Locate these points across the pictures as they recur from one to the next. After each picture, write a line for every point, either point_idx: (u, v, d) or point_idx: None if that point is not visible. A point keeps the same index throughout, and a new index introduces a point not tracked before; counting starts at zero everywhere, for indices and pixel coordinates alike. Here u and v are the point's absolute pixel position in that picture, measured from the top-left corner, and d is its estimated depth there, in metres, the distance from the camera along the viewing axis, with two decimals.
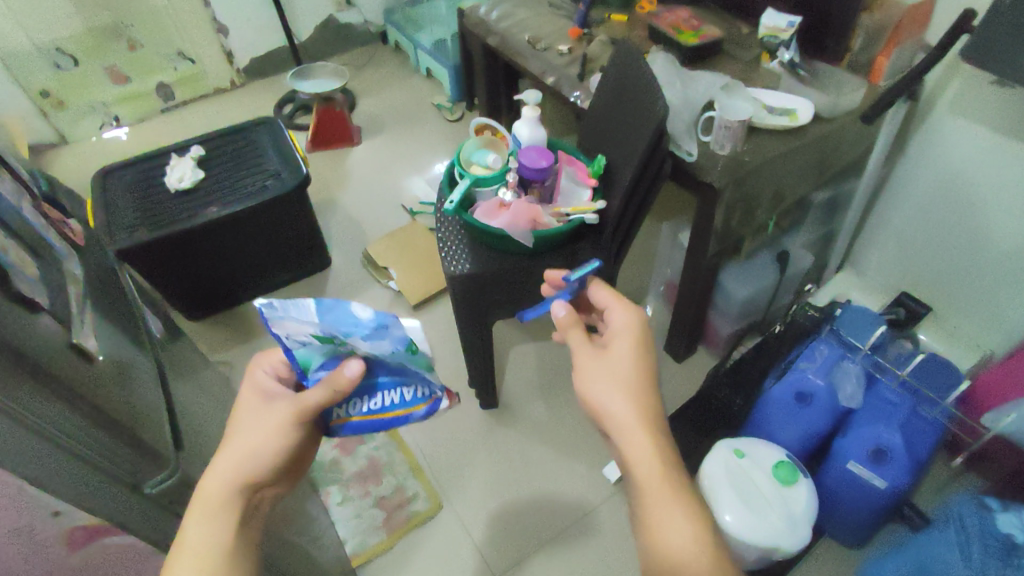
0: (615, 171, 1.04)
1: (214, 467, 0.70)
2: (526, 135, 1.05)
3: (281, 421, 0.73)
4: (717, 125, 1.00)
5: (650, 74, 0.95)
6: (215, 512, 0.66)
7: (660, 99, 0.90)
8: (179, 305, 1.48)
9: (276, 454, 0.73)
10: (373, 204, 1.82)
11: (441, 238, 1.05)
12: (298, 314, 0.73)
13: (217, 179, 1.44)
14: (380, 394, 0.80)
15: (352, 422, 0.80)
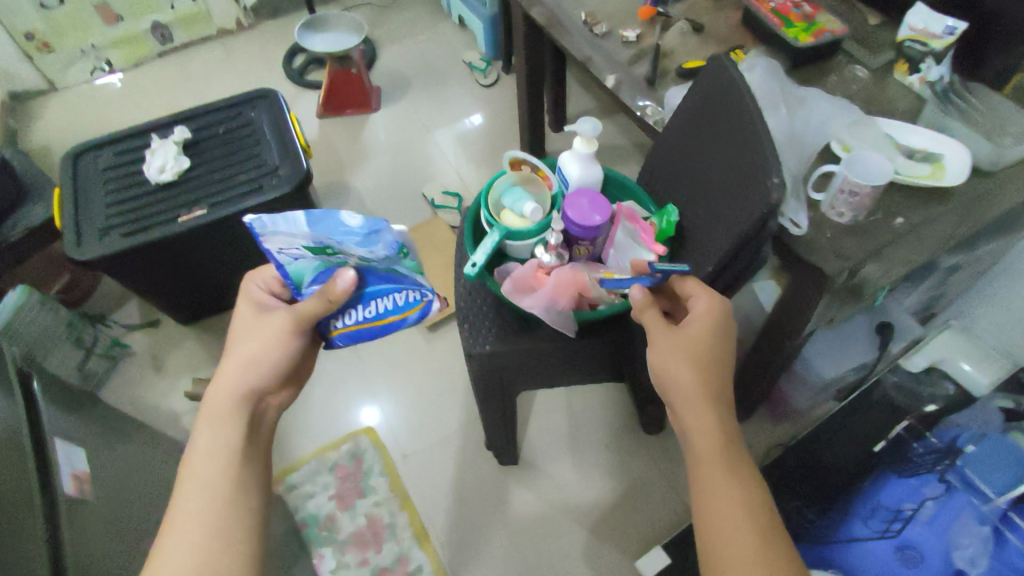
0: (695, 238, 0.78)
1: (223, 377, 0.75)
2: (575, 177, 0.80)
3: (278, 333, 0.76)
4: (838, 184, 0.74)
5: (764, 126, 0.65)
6: (223, 439, 0.71)
7: (776, 176, 0.62)
8: (167, 310, 1.31)
9: (276, 366, 0.77)
10: (390, 190, 1.58)
11: (460, 301, 0.83)
12: (285, 226, 0.70)
13: (203, 170, 1.22)
14: (372, 301, 0.79)
15: (349, 328, 0.81)
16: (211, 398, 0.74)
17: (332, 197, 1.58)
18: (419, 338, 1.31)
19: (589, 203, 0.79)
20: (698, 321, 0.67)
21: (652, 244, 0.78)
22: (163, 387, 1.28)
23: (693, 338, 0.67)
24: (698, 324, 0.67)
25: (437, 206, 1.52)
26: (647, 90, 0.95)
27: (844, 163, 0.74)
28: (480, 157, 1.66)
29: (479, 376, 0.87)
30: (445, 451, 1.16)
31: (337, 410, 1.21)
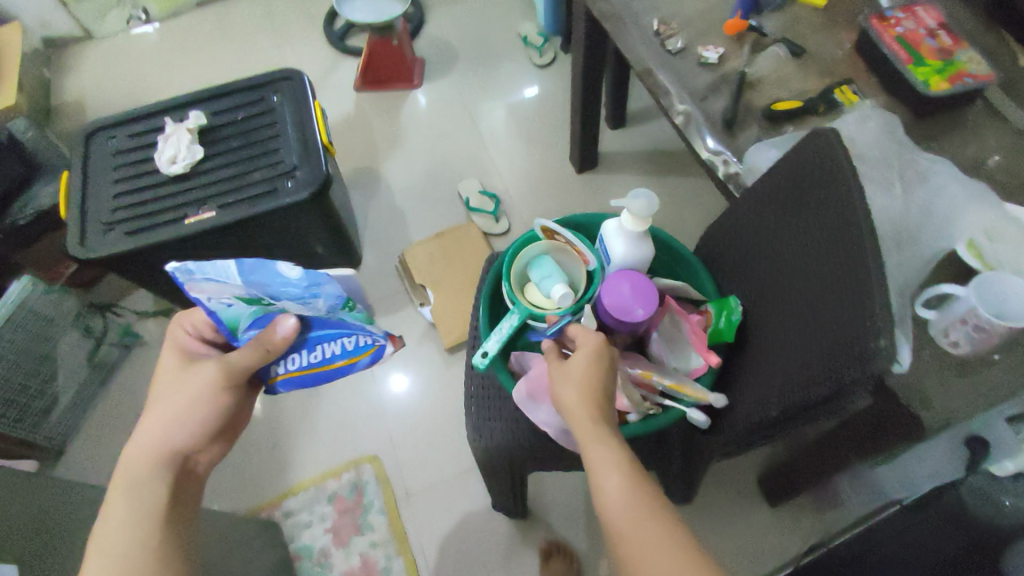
0: (760, 356, 0.62)
1: (140, 437, 0.62)
2: (619, 256, 0.66)
3: (206, 386, 0.64)
4: (962, 311, 0.58)
5: (875, 273, 0.48)
6: (134, 510, 0.58)
7: (880, 358, 0.45)
8: (179, 303, 1.24)
9: (204, 425, 0.64)
10: (423, 184, 1.45)
11: (474, 388, 0.75)
12: (216, 272, 0.67)
13: (216, 163, 1.11)
14: (318, 346, 0.70)
15: (295, 377, 0.70)
16: (125, 466, 0.60)
17: (360, 186, 1.46)
18: (436, 362, 1.21)
19: (631, 290, 0.64)
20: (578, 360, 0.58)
21: (704, 349, 0.64)
22: None
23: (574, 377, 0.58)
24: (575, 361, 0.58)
25: (471, 209, 1.38)
26: (721, 134, 0.78)
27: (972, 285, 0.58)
28: (524, 151, 1.49)
29: (488, 464, 0.79)
30: (451, 495, 1.08)
31: (342, 434, 1.14)
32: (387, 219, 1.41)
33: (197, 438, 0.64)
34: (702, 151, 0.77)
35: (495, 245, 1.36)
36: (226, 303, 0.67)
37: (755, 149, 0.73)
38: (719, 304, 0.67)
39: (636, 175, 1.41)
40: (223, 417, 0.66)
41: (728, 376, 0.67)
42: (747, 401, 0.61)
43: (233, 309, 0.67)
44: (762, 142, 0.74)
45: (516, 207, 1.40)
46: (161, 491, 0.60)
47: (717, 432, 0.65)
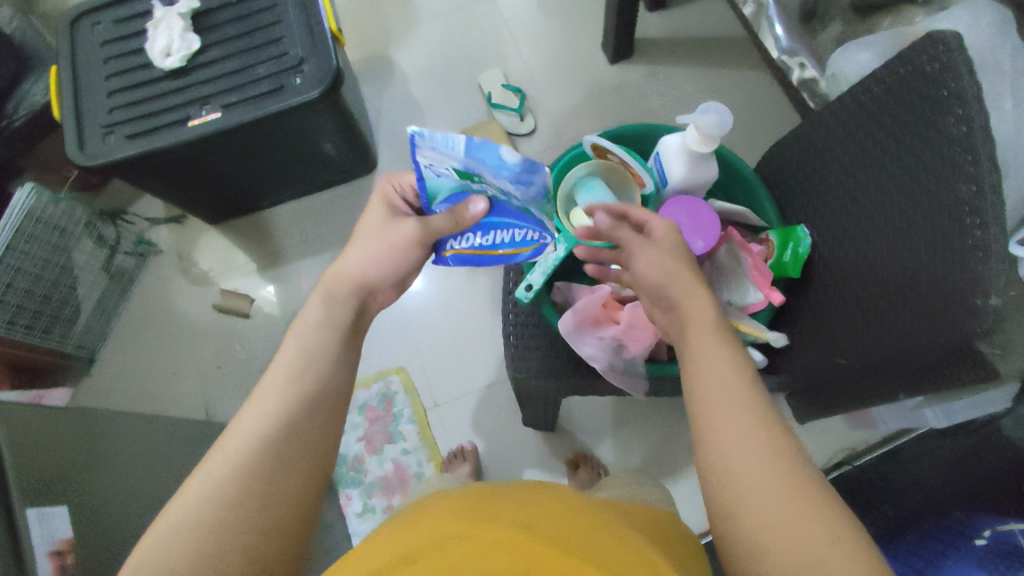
0: (826, 295, 0.58)
1: (342, 262, 0.58)
2: (678, 177, 0.60)
3: (404, 236, 0.57)
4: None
5: (992, 218, 0.41)
6: (325, 322, 0.54)
7: (990, 309, 0.41)
8: (192, 210, 1.19)
9: (395, 271, 0.58)
10: (440, 75, 1.32)
11: (512, 316, 0.72)
12: (444, 143, 0.47)
13: (215, 55, 1.00)
14: (490, 230, 0.54)
15: (456, 256, 0.57)
16: (327, 280, 0.57)
17: (372, 78, 1.33)
18: (461, 272, 1.17)
19: (688, 220, 0.60)
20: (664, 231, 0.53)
21: (765, 284, 0.60)
22: (191, 294, 1.22)
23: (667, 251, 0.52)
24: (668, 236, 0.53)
25: (494, 105, 1.27)
26: None
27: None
28: (552, 35, 1.33)
29: (523, 388, 0.78)
30: (480, 406, 1.10)
31: (370, 344, 1.15)
32: (403, 115, 1.30)
33: (387, 282, 0.58)
34: (773, 51, 0.79)
35: (520, 146, 1.26)
36: (436, 172, 0.51)
37: (843, 52, 0.73)
38: (785, 233, 0.61)
39: (675, 66, 1.27)
40: (411, 268, 0.59)
41: (788, 309, 0.64)
42: (817, 341, 0.58)
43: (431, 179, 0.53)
44: (852, 43, 0.73)
45: (543, 102, 1.28)
46: (349, 317, 0.56)
47: (773, 366, 0.63)
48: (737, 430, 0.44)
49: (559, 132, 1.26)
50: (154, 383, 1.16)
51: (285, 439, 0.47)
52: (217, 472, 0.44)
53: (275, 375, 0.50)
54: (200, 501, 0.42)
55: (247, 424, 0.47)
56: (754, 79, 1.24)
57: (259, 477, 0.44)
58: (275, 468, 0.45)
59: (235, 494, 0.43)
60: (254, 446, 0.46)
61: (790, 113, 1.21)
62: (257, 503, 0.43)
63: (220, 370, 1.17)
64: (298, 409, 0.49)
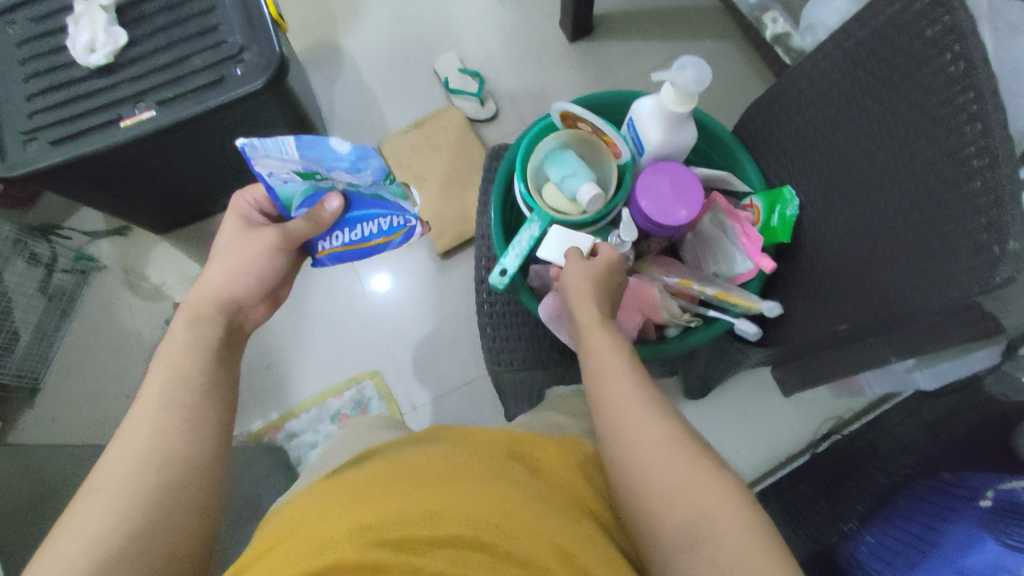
0: (820, 261, 0.55)
1: (203, 283, 0.58)
2: (655, 145, 0.56)
3: (265, 249, 0.58)
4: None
5: (1005, 155, 0.38)
6: (191, 347, 0.53)
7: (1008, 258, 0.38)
8: (135, 221, 1.11)
9: (262, 281, 0.60)
10: (394, 62, 1.26)
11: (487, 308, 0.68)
12: (275, 147, 0.52)
13: (145, 48, 0.92)
14: (357, 224, 0.60)
15: (332, 254, 0.62)
16: (188, 305, 0.57)
17: (322, 68, 1.26)
18: (429, 266, 1.13)
19: (671, 187, 0.56)
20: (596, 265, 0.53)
21: (755, 252, 0.56)
22: (141, 311, 1.13)
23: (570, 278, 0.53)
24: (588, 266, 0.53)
25: (452, 90, 1.21)
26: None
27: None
28: (508, 13, 1.28)
29: (505, 384, 0.74)
30: (459, 404, 1.05)
31: (341, 349, 1.09)
32: (358, 107, 1.24)
33: (255, 294, 0.60)
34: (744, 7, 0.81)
35: (481, 131, 1.21)
36: (282, 179, 0.55)
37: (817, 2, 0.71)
38: (770, 197, 0.58)
39: (638, 41, 1.24)
40: (274, 278, 0.60)
41: (780, 278, 0.60)
42: (817, 312, 0.54)
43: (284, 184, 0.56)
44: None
45: (503, 85, 1.24)
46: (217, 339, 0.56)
47: (770, 340, 0.60)
48: (639, 434, 0.43)
49: (522, 114, 1.22)
50: (105, 408, 1.08)
51: (164, 462, 0.46)
52: (99, 500, 0.43)
53: (143, 407, 0.49)
54: (79, 539, 0.41)
55: (117, 458, 0.46)
56: (718, 49, 1.22)
57: (145, 499, 0.44)
58: (154, 495, 0.44)
59: (125, 519, 0.42)
60: (129, 480, 0.44)
61: (754, 81, 1.19)
62: (141, 523, 0.43)
63: None
64: (173, 414, 0.48)
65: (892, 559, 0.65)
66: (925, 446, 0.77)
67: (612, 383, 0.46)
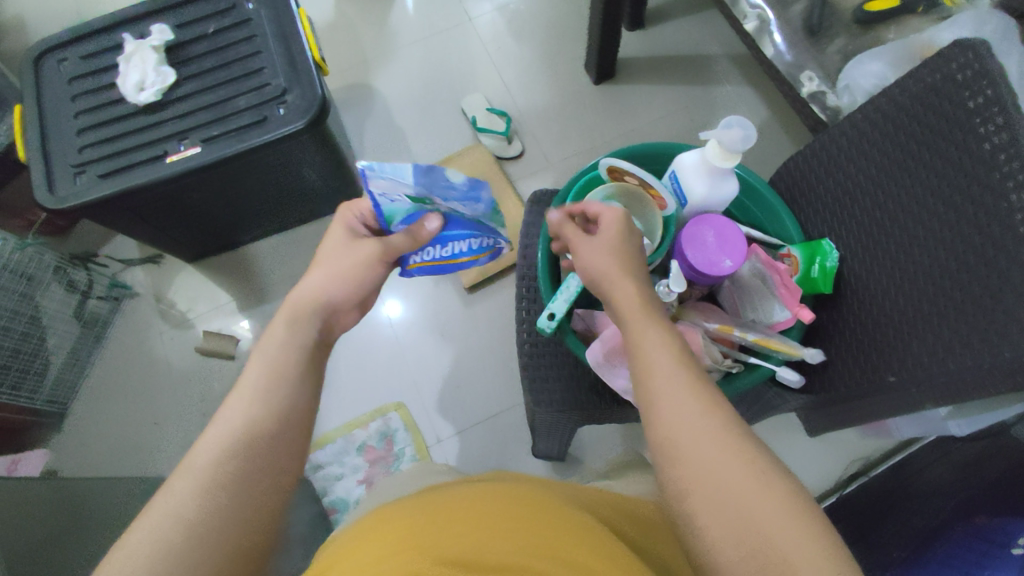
0: (863, 312, 0.57)
1: (306, 284, 0.58)
2: (700, 197, 0.58)
3: (368, 258, 0.58)
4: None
5: None
6: (288, 345, 0.53)
7: None
8: (171, 250, 1.13)
9: None
10: (425, 101, 1.30)
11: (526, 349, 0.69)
12: (392, 171, 0.53)
13: (193, 88, 0.96)
14: (448, 243, 0.61)
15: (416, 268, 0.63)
16: (289, 304, 0.56)
17: (355, 106, 1.30)
18: (456, 301, 1.15)
19: (715, 238, 0.58)
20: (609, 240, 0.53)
21: (793, 302, 0.58)
22: (171, 338, 1.15)
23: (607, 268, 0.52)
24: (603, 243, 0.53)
25: (481, 129, 1.25)
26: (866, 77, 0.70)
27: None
28: (534, 57, 1.32)
29: (541, 422, 0.75)
30: (486, 437, 1.06)
31: (369, 379, 1.11)
32: (388, 143, 1.27)
33: (350, 302, 0.59)
34: (778, 65, 0.84)
35: (509, 169, 1.24)
36: (391, 199, 0.57)
37: (854, 65, 0.79)
38: (810, 248, 0.60)
39: (660, 86, 1.28)
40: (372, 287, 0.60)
41: (822, 329, 0.62)
42: (862, 360, 0.56)
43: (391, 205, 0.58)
44: (863, 55, 0.79)
45: (530, 124, 1.27)
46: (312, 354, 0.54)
47: (813, 388, 0.61)
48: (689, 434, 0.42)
49: (549, 154, 1.25)
50: (134, 435, 1.09)
51: (243, 484, 0.44)
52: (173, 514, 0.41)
53: (238, 401, 0.49)
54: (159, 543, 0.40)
55: (209, 448, 0.46)
56: (738, 96, 1.26)
57: (230, 498, 0.43)
58: (234, 515, 0.43)
59: (201, 536, 0.41)
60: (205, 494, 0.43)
61: (775, 126, 1.22)
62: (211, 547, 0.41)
63: (205, 418, 1.10)
64: (264, 435, 0.47)
65: None
66: (958, 493, 0.77)
67: (660, 381, 0.46)
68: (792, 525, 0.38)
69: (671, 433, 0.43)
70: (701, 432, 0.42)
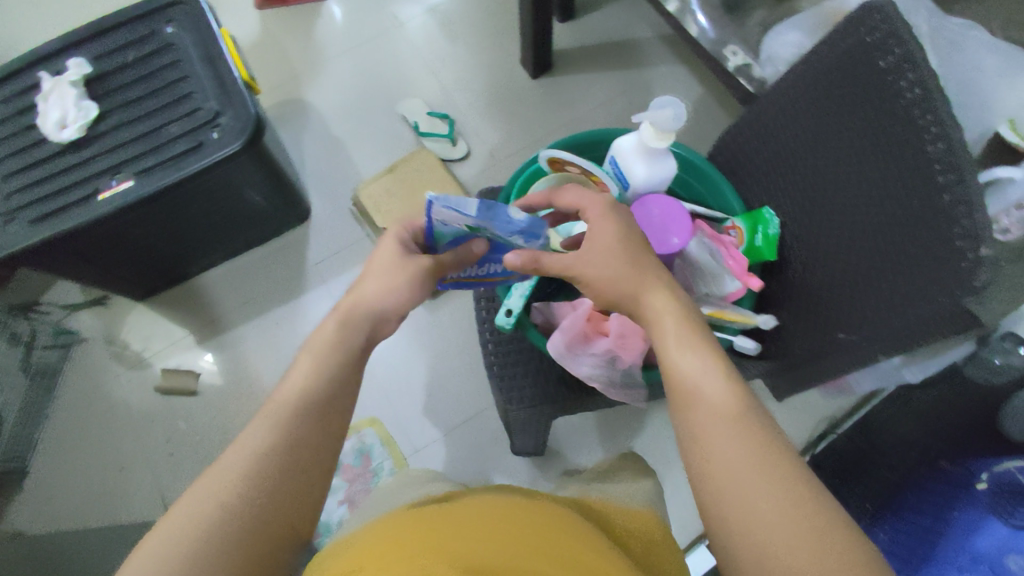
0: (811, 276, 0.58)
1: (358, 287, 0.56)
2: (641, 180, 0.59)
3: (421, 274, 0.55)
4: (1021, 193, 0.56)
5: (968, 169, 0.42)
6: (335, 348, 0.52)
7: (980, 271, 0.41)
8: (116, 290, 1.09)
9: None
10: (363, 111, 1.28)
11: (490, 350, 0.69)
12: (456, 205, 0.47)
13: (119, 120, 0.92)
14: (485, 264, 0.59)
15: (449, 284, 0.61)
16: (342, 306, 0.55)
17: (292, 122, 1.27)
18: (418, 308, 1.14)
19: (660, 217, 0.59)
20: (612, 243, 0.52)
21: (742, 272, 0.60)
22: (128, 381, 1.11)
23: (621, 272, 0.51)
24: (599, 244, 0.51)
25: (424, 133, 1.24)
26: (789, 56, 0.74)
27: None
28: (469, 57, 1.32)
29: (515, 419, 0.75)
30: (464, 440, 1.06)
31: None
32: (331, 157, 1.25)
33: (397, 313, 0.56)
34: (703, 43, 0.85)
35: (456, 170, 1.24)
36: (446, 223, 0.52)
37: (772, 35, 0.81)
38: (752, 219, 0.61)
39: (595, 74, 1.29)
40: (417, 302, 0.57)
41: (773, 295, 0.64)
42: (814, 322, 0.57)
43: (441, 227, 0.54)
44: (781, 26, 0.81)
45: (473, 123, 1.27)
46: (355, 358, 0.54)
47: (771, 353, 0.63)
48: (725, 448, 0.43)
49: (494, 152, 1.25)
50: (100, 485, 1.05)
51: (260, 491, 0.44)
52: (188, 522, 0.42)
53: (277, 407, 0.49)
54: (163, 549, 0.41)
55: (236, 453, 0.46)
56: (671, 76, 1.28)
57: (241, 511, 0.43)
58: (248, 525, 0.43)
59: (205, 542, 0.42)
60: (220, 503, 0.43)
61: (709, 102, 1.25)
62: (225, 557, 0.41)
63: (174, 458, 1.06)
64: (282, 439, 0.47)
65: (909, 555, 0.75)
66: None
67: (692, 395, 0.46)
68: (821, 538, 0.38)
69: (704, 439, 0.44)
70: (740, 447, 0.43)
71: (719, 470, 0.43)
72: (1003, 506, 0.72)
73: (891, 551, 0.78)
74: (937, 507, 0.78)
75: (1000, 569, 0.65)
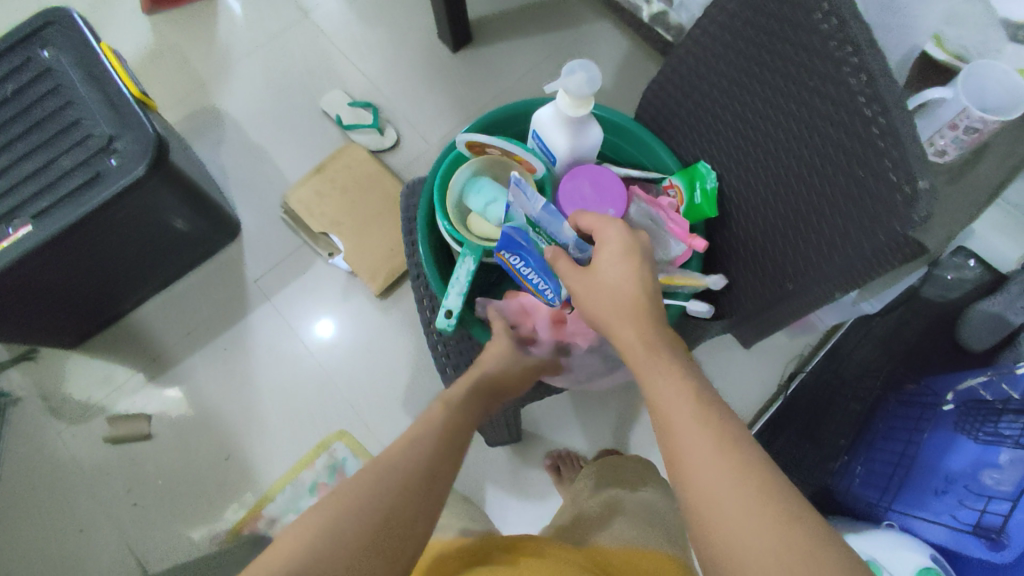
0: (753, 228, 0.56)
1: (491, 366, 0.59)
2: (567, 150, 0.55)
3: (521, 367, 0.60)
4: (950, 115, 0.55)
5: (897, 96, 0.39)
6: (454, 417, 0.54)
7: (918, 202, 0.39)
8: (42, 342, 1.01)
9: None
10: (280, 112, 1.21)
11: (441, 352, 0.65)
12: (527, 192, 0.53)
13: (4, 161, 0.84)
14: (522, 260, 0.54)
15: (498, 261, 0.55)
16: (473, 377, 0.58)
17: (206, 135, 1.19)
18: (370, 310, 1.10)
19: (592, 188, 0.56)
20: (605, 257, 0.49)
21: (684, 234, 0.57)
22: (73, 435, 1.04)
23: (603, 282, 0.49)
24: (602, 261, 0.49)
25: (347, 126, 1.18)
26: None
27: (957, 78, 0.55)
28: (383, 39, 1.25)
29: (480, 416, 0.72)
30: None
31: (303, 417, 1.05)
32: (254, 166, 1.18)
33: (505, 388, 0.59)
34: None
35: (388, 160, 1.18)
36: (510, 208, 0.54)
37: None
38: (688, 174, 0.59)
39: (518, 41, 1.23)
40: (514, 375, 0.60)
41: (718, 251, 0.61)
42: (762, 277, 0.55)
43: (509, 215, 0.54)
44: None
45: (398, 109, 1.21)
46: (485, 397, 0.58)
47: (725, 310, 0.61)
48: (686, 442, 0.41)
49: (424, 136, 1.19)
50: (63, 549, 0.99)
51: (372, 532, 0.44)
52: (354, 486, 0.46)
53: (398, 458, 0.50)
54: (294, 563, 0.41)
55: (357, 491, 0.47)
56: (596, 33, 1.23)
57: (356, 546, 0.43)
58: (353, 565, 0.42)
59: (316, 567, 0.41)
60: (383, 477, 0.47)
61: (637, 53, 1.21)
62: (376, 533, 0.44)
63: (138, 508, 1.01)
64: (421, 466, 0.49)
65: (887, 484, 0.80)
66: None
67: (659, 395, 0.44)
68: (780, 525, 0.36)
69: (664, 435, 0.43)
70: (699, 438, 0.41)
71: (679, 465, 0.41)
72: (966, 418, 0.74)
73: (870, 484, 0.82)
74: (910, 435, 0.81)
75: (976, 486, 0.69)
